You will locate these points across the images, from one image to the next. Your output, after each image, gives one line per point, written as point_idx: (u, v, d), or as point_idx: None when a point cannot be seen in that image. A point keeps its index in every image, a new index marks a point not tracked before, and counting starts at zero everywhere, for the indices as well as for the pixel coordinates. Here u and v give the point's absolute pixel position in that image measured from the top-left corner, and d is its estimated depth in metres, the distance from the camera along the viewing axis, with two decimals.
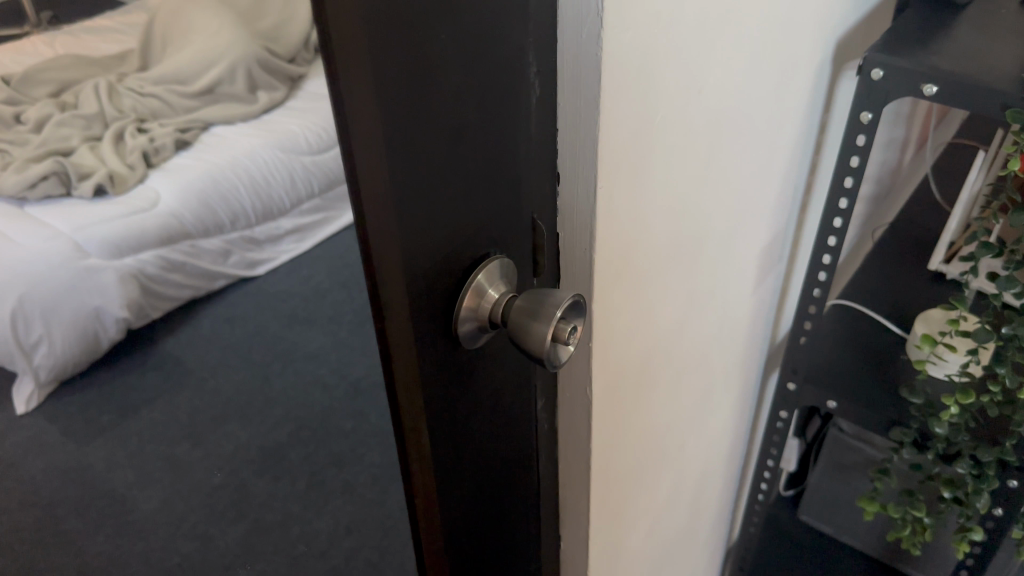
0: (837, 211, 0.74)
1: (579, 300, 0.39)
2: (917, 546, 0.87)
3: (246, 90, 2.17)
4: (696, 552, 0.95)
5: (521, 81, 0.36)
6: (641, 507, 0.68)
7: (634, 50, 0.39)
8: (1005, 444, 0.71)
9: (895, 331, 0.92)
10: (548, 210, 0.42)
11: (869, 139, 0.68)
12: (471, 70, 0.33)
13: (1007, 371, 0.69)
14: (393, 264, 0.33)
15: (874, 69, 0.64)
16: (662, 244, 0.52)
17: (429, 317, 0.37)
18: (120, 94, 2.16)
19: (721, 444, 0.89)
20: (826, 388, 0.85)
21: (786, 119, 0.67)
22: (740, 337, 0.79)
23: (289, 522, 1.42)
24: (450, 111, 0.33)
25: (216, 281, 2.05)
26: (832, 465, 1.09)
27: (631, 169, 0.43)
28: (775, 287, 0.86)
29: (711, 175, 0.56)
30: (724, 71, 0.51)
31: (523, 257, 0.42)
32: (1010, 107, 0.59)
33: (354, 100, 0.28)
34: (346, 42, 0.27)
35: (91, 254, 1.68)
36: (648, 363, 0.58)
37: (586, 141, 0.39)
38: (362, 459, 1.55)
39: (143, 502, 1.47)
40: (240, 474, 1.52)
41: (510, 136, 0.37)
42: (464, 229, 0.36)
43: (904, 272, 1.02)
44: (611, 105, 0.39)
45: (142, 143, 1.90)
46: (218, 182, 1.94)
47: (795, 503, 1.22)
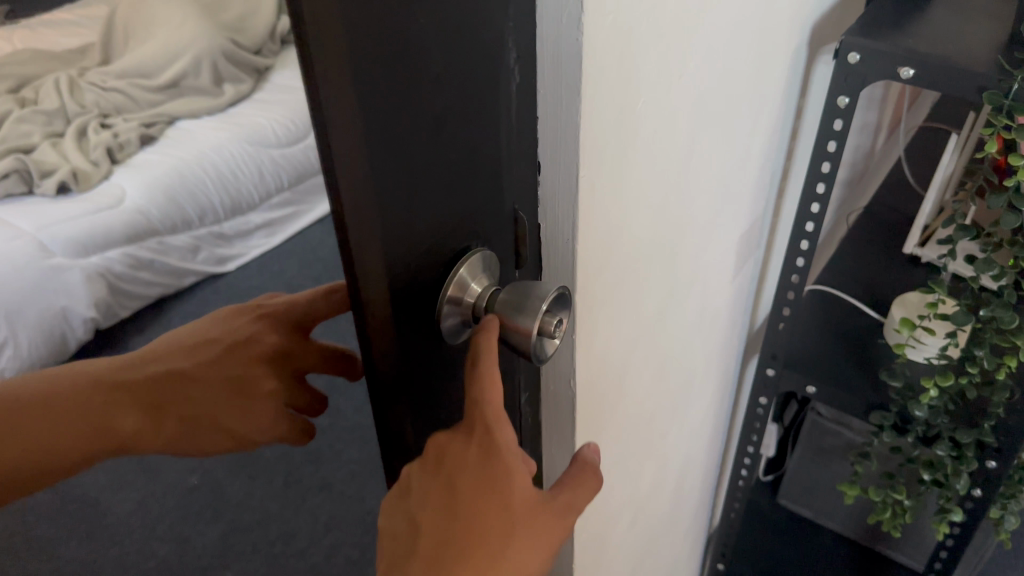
0: (815, 196, 0.74)
1: (566, 292, 0.39)
2: (897, 528, 0.89)
3: (212, 82, 2.15)
4: (679, 541, 0.96)
5: (501, 68, 0.35)
6: (625, 499, 0.68)
7: (614, 36, 0.38)
8: (983, 426, 0.73)
9: (872, 315, 0.93)
10: (531, 202, 0.41)
11: (846, 124, 0.68)
12: (451, 58, 0.32)
13: (985, 352, 0.70)
14: (373, 260, 0.32)
15: (851, 53, 0.64)
16: (643, 235, 0.51)
17: (413, 311, 0.36)
18: (81, 89, 2.11)
19: (702, 432, 0.89)
20: (805, 373, 0.86)
21: (763, 104, 0.66)
22: (720, 323, 0.79)
23: (267, 522, 1.42)
24: (430, 101, 0.31)
25: (186, 278, 2.00)
26: (811, 448, 1.13)
27: (612, 160, 0.43)
28: (753, 274, 0.85)
29: (690, 166, 0.55)
30: (704, 57, 0.50)
31: (505, 249, 0.41)
32: (987, 89, 0.60)
33: (332, 92, 0.27)
34: (323, 34, 0.25)
35: (56, 253, 1.66)
36: (629, 356, 0.57)
37: (569, 130, 0.38)
38: (339, 455, 1.54)
39: (117, 505, 1.47)
40: (215, 475, 1.52)
41: (490, 125, 0.36)
42: (446, 223, 0.35)
43: (879, 256, 1.03)
44: (592, 92, 0.38)
45: (105, 139, 1.88)
46: (185, 176, 1.92)
47: (773, 487, 1.28)
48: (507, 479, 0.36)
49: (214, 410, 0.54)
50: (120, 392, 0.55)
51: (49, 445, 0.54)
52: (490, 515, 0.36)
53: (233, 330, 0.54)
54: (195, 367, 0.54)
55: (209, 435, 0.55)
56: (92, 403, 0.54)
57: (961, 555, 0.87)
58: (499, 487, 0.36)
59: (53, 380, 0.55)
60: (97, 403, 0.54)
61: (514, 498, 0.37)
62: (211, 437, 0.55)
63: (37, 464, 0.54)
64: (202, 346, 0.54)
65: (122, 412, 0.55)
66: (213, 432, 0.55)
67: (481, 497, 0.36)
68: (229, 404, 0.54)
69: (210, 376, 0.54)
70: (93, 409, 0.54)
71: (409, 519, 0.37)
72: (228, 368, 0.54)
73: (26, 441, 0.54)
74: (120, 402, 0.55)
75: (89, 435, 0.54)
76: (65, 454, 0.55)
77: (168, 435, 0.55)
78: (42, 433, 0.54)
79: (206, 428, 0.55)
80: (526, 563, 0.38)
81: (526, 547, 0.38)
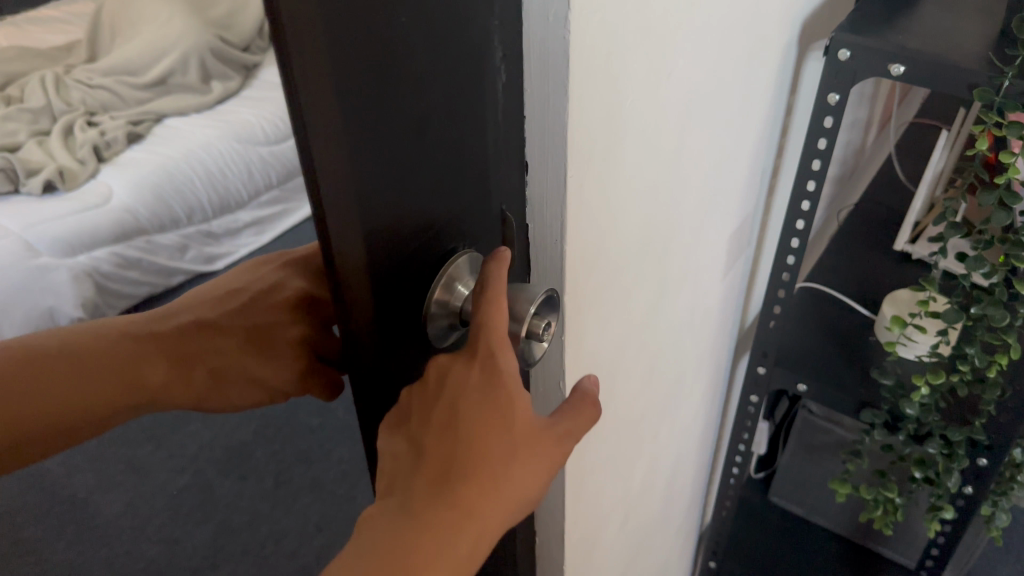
0: (805, 194, 0.74)
1: (552, 295, 0.39)
2: (888, 526, 0.89)
3: (199, 80, 2.14)
4: (670, 539, 0.96)
5: (487, 66, 0.34)
6: (616, 500, 0.68)
7: (602, 34, 0.37)
8: (974, 424, 0.73)
9: (863, 313, 0.92)
10: (518, 202, 0.41)
11: (837, 121, 0.67)
12: (435, 56, 0.31)
13: (976, 350, 0.70)
14: (356, 261, 0.31)
15: (841, 50, 0.63)
16: (632, 235, 0.51)
17: (397, 311, 0.35)
18: (68, 87, 2.10)
19: (694, 430, 0.88)
20: (796, 370, 0.86)
21: (754, 100, 0.66)
22: (710, 321, 0.79)
23: (257, 522, 1.41)
24: (414, 100, 0.31)
25: (175, 277, 1.98)
26: (802, 446, 1.14)
27: (601, 159, 0.42)
28: (744, 271, 0.85)
29: (680, 164, 0.55)
30: (694, 53, 0.50)
31: (492, 250, 0.41)
32: (978, 86, 0.59)
33: (310, 93, 0.26)
34: (301, 33, 0.25)
35: (42, 251, 1.66)
36: (620, 357, 0.57)
37: (556, 130, 0.38)
38: (330, 455, 1.53)
39: (105, 506, 1.46)
40: (204, 475, 1.51)
41: (476, 124, 0.35)
42: (431, 224, 0.35)
43: (870, 253, 1.03)
44: (580, 91, 0.37)
45: (92, 137, 1.87)
46: (173, 175, 1.90)
47: (765, 485, 1.28)
48: (509, 404, 0.35)
49: (240, 359, 0.55)
50: (151, 344, 0.55)
51: (80, 398, 0.55)
52: (493, 439, 0.35)
53: (256, 280, 0.55)
54: (220, 316, 0.55)
55: (237, 384, 0.56)
56: (121, 356, 0.55)
57: (952, 552, 0.87)
58: (501, 411, 0.35)
59: (83, 336, 0.55)
60: (127, 355, 0.55)
61: (516, 423, 0.36)
62: (238, 385, 0.56)
63: (67, 415, 0.55)
64: (227, 297, 0.55)
65: (151, 363, 0.55)
66: (240, 381, 0.56)
67: (483, 421, 0.35)
68: (255, 352, 0.55)
69: (233, 325, 0.55)
70: (123, 361, 0.55)
71: (408, 441, 0.35)
72: (252, 317, 0.55)
73: (56, 393, 0.54)
74: (148, 355, 0.55)
75: (119, 387, 0.55)
76: (93, 407, 0.55)
77: (196, 388, 0.56)
78: (72, 386, 0.55)
79: (233, 376, 0.56)
80: (529, 488, 0.37)
81: (529, 473, 0.36)
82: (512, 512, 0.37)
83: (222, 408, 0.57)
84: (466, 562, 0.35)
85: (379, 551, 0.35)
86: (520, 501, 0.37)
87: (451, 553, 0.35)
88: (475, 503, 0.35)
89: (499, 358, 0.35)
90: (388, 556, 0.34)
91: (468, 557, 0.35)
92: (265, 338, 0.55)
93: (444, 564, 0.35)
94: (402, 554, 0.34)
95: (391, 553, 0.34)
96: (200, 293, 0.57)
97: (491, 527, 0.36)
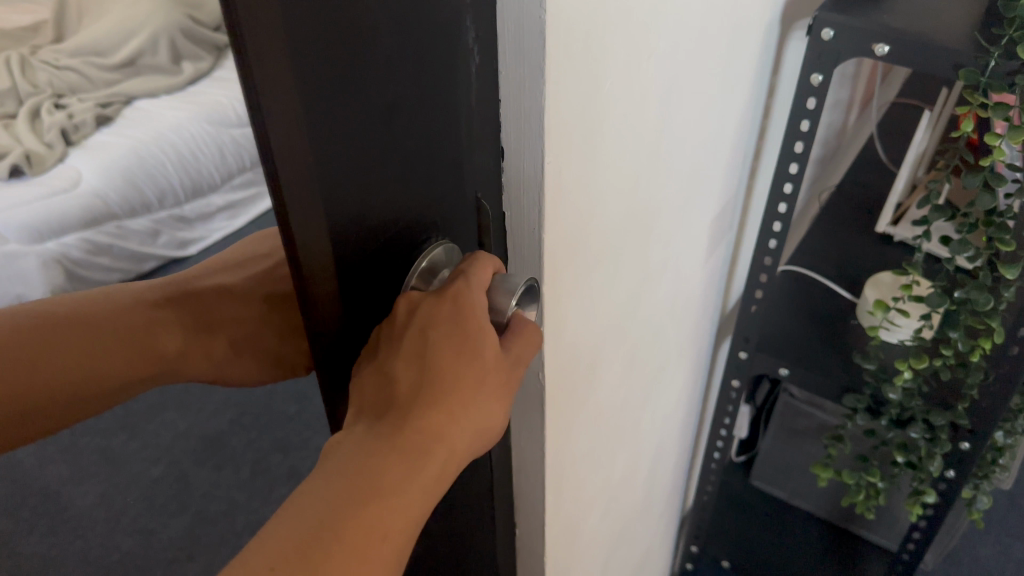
0: (787, 176, 0.73)
1: (535, 284, 0.37)
2: (870, 510, 0.91)
3: (169, 60, 2.12)
4: (652, 527, 0.95)
5: (457, 47, 0.32)
6: (598, 489, 0.67)
7: (582, 15, 0.36)
8: (957, 408, 0.74)
9: (846, 297, 0.92)
10: (494, 190, 0.39)
11: (820, 102, 0.66)
12: (405, 35, 0.29)
13: (960, 335, 0.71)
14: (319, 257, 0.30)
15: (824, 30, 0.62)
16: (612, 220, 0.49)
17: (368, 295, 0.33)
18: (33, 68, 2.06)
19: (675, 416, 0.87)
20: (779, 355, 0.85)
21: (736, 79, 0.64)
22: (693, 305, 0.78)
23: (234, 513, 1.40)
24: (381, 86, 0.29)
25: (147, 263, 1.93)
26: (783, 431, 1.14)
27: (580, 143, 0.40)
28: (725, 255, 0.84)
29: (661, 146, 0.53)
30: (677, 33, 0.49)
31: (467, 241, 0.39)
32: (964, 67, 0.58)
33: (268, 79, 0.24)
34: (256, 17, 0.22)
35: (10, 240, 1.66)
36: (599, 346, 0.55)
37: (533, 117, 0.36)
38: (308, 443, 1.52)
39: (78, 498, 1.44)
40: (180, 465, 1.49)
41: (448, 111, 0.33)
42: (401, 213, 0.33)
43: (851, 235, 1.02)
44: (558, 74, 0.35)
45: (60, 121, 1.84)
46: (144, 160, 1.87)
47: (746, 469, 1.29)
48: (479, 332, 0.34)
49: (264, 329, 0.53)
50: (164, 311, 0.52)
51: (85, 368, 0.50)
52: (464, 368, 0.34)
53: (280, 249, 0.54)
54: (241, 283, 0.53)
55: (256, 357, 0.53)
56: (134, 324, 0.51)
57: (932, 538, 0.89)
58: (471, 342, 0.34)
59: (87, 304, 0.51)
60: (138, 322, 0.51)
61: (485, 354, 0.34)
62: (256, 358, 0.53)
63: (72, 387, 0.51)
64: (246, 264, 0.53)
65: (165, 332, 0.52)
66: (259, 354, 0.53)
67: (453, 347, 0.34)
68: (279, 323, 0.53)
69: (256, 293, 0.52)
70: (135, 329, 0.51)
71: (377, 372, 0.33)
72: (275, 286, 0.53)
73: (60, 361, 0.50)
74: (165, 323, 0.52)
75: (130, 358, 0.51)
76: (99, 385, 0.51)
77: (213, 360, 0.53)
78: (78, 356, 0.50)
79: (252, 349, 0.53)
80: (493, 419, 0.35)
81: (493, 404, 0.35)
82: (475, 445, 0.35)
83: (237, 384, 0.54)
84: (430, 492, 0.34)
85: (343, 480, 0.32)
86: (481, 433, 0.36)
87: (419, 479, 0.33)
88: (443, 430, 0.34)
89: (471, 293, 0.34)
90: (354, 482, 0.32)
91: (433, 484, 0.34)
92: (288, 307, 0.53)
93: (411, 489, 0.33)
94: (369, 480, 0.32)
95: (357, 478, 0.32)
96: (217, 264, 0.54)
97: (456, 454, 0.34)
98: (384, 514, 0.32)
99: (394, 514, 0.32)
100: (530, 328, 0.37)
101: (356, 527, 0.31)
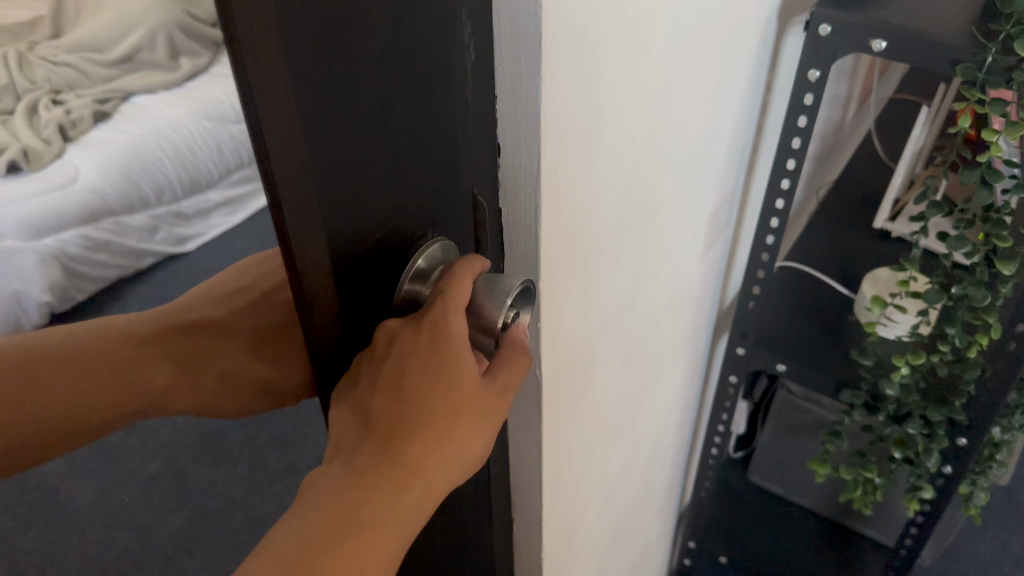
0: (785, 172, 0.73)
1: (529, 286, 0.37)
2: (868, 505, 0.91)
3: (167, 56, 2.12)
4: (650, 522, 0.95)
5: (453, 40, 0.32)
6: (595, 484, 0.67)
7: (578, 12, 0.36)
8: (953, 404, 0.75)
9: (844, 293, 0.92)
10: (489, 186, 0.39)
11: (817, 98, 0.66)
12: (399, 33, 0.29)
13: (956, 330, 0.71)
14: (315, 255, 0.29)
15: (822, 25, 0.62)
16: (610, 217, 0.50)
17: (359, 306, 0.33)
18: (31, 63, 2.06)
19: (673, 411, 0.87)
20: (775, 351, 0.85)
21: (732, 75, 0.64)
22: (691, 302, 0.78)
23: (232, 509, 1.40)
24: (376, 81, 0.29)
25: (144, 259, 1.93)
26: (781, 426, 1.14)
27: (577, 139, 0.40)
28: (722, 251, 0.84)
29: (659, 143, 0.53)
30: (673, 30, 0.49)
31: (463, 238, 0.39)
32: (961, 62, 0.58)
33: (262, 76, 0.24)
34: (249, 16, 0.22)
35: (8, 235, 1.65)
36: (597, 343, 0.55)
37: (529, 111, 0.36)
38: (306, 440, 1.52)
39: (77, 494, 1.44)
40: (178, 461, 1.50)
41: (444, 106, 0.33)
42: (395, 212, 0.33)
43: (848, 231, 1.02)
44: (554, 69, 0.35)
45: (58, 116, 1.85)
46: (142, 155, 1.87)
47: (745, 463, 1.30)
48: (459, 361, 0.34)
49: (249, 359, 0.50)
50: (151, 345, 0.51)
51: (73, 401, 0.51)
52: (443, 399, 0.34)
53: (265, 278, 0.51)
54: (224, 317, 0.51)
55: (241, 390, 0.51)
56: (122, 357, 0.51)
57: (930, 535, 0.89)
58: (449, 373, 0.34)
59: (86, 337, 0.52)
60: (128, 356, 0.51)
61: (464, 384, 0.34)
62: (242, 392, 0.51)
63: (61, 419, 0.51)
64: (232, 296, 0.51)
65: (154, 366, 0.51)
66: (245, 387, 0.51)
67: (431, 378, 0.33)
68: (265, 353, 0.51)
69: (239, 325, 0.50)
70: (122, 363, 0.51)
71: (357, 406, 0.33)
72: (259, 318, 0.50)
73: (50, 394, 0.50)
74: (152, 356, 0.51)
75: (115, 390, 0.51)
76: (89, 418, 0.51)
77: (201, 392, 0.51)
78: (68, 389, 0.51)
79: (237, 382, 0.51)
80: (473, 449, 0.35)
81: (477, 432, 0.35)
82: (457, 474, 0.35)
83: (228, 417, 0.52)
84: (409, 523, 0.34)
85: (322, 516, 0.32)
86: (467, 459, 0.35)
87: (397, 513, 0.33)
88: (421, 466, 0.33)
89: (449, 318, 0.33)
90: (333, 519, 0.32)
91: (412, 516, 0.34)
92: (272, 339, 0.51)
93: (390, 522, 0.33)
94: (347, 516, 0.32)
95: (336, 513, 0.32)
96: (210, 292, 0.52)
97: (436, 486, 0.34)
98: (361, 550, 0.32)
99: (370, 549, 0.33)
100: (517, 350, 0.36)
101: (333, 564, 0.32)
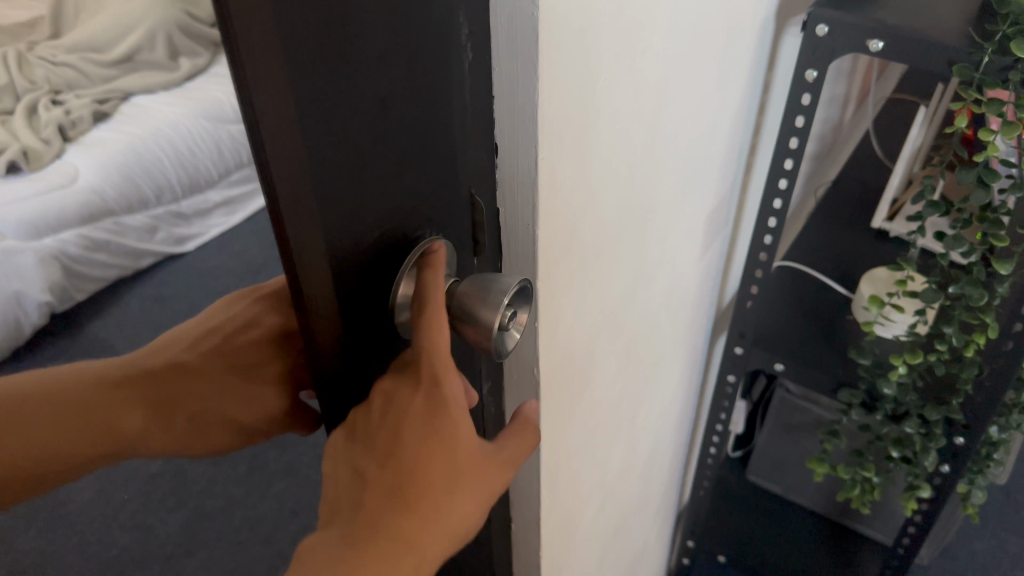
0: (783, 172, 0.73)
1: (527, 286, 0.37)
2: (867, 503, 0.91)
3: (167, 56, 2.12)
4: (649, 521, 0.95)
5: (451, 38, 0.32)
6: (594, 484, 0.67)
7: (575, 14, 0.36)
8: (951, 403, 0.75)
9: (842, 292, 0.92)
10: (488, 185, 0.39)
11: (814, 98, 0.66)
12: (398, 35, 0.29)
13: (954, 329, 0.71)
14: (313, 253, 0.30)
15: (819, 25, 0.62)
16: (607, 218, 0.50)
17: (357, 316, 0.33)
18: (30, 63, 2.06)
19: (671, 411, 0.87)
20: (773, 350, 0.85)
21: (730, 75, 0.64)
22: (689, 302, 0.79)
23: (232, 509, 1.40)
24: (375, 81, 0.29)
25: (144, 259, 1.94)
26: (780, 425, 1.15)
27: (574, 139, 0.41)
28: (720, 251, 0.84)
29: (656, 144, 0.54)
30: (670, 32, 0.49)
31: (462, 238, 0.39)
32: (957, 63, 0.58)
33: (260, 73, 0.24)
34: (247, 17, 0.23)
35: (8, 236, 1.64)
36: (595, 343, 0.56)
37: (528, 110, 0.36)
38: (306, 439, 1.52)
39: (76, 493, 1.44)
40: (177, 461, 1.50)
41: (443, 105, 0.33)
42: (394, 212, 0.33)
43: (846, 231, 1.03)
44: (551, 69, 0.35)
45: (57, 116, 1.85)
46: (141, 155, 1.87)
47: (744, 463, 1.30)
48: (452, 430, 0.36)
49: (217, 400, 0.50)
50: (123, 388, 0.51)
51: (50, 447, 0.51)
52: (438, 466, 0.35)
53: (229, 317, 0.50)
54: (195, 359, 0.50)
55: (212, 431, 0.50)
56: (96, 402, 0.51)
57: (929, 534, 0.89)
58: (443, 443, 0.35)
59: (62, 379, 0.51)
60: (102, 400, 0.51)
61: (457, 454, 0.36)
62: (213, 434, 0.50)
63: (41, 464, 0.51)
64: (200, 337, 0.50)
65: (127, 409, 0.51)
66: (216, 428, 0.50)
67: (425, 447, 0.35)
68: (234, 391, 0.49)
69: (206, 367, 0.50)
70: (97, 407, 0.51)
71: (354, 471, 0.35)
72: (227, 358, 0.49)
73: (27, 441, 0.50)
74: (127, 399, 0.51)
75: (92, 435, 0.51)
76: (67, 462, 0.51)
77: (173, 434, 0.51)
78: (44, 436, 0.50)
79: (208, 424, 0.50)
80: (465, 518, 0.37)
81: (467, 500, 0.37)
82: (448, 543, 0.37)
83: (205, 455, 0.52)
84: None
85: None
86: (459, 528, 0.37)
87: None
88: (413, 535, 0.35)
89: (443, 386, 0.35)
90: None
91: None
92: (241, 379, 0.49)
93: None
94: None
95: None
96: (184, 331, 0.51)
97: (428, 558, 0.36)
98: None
99: None
100: None
101: None
